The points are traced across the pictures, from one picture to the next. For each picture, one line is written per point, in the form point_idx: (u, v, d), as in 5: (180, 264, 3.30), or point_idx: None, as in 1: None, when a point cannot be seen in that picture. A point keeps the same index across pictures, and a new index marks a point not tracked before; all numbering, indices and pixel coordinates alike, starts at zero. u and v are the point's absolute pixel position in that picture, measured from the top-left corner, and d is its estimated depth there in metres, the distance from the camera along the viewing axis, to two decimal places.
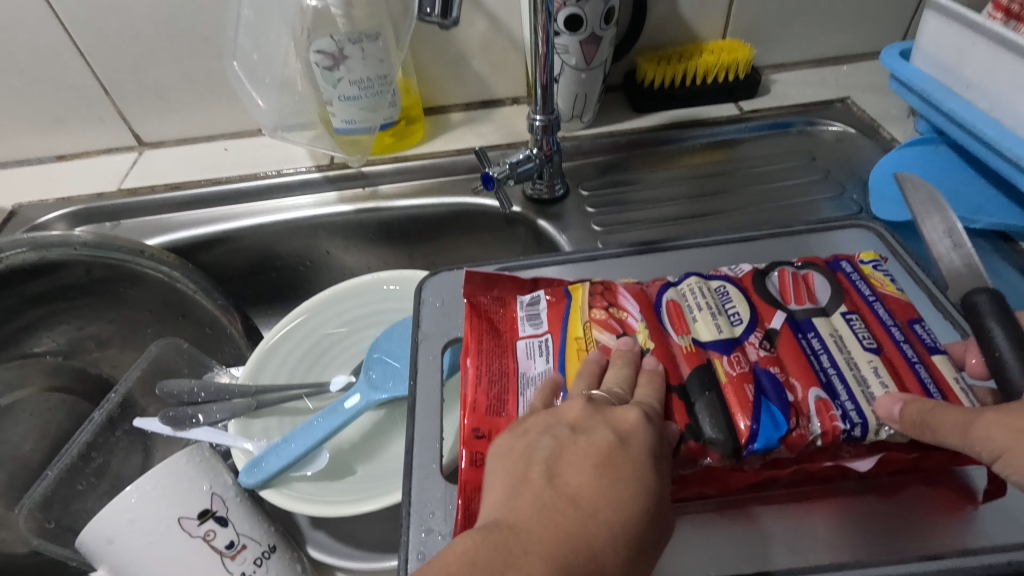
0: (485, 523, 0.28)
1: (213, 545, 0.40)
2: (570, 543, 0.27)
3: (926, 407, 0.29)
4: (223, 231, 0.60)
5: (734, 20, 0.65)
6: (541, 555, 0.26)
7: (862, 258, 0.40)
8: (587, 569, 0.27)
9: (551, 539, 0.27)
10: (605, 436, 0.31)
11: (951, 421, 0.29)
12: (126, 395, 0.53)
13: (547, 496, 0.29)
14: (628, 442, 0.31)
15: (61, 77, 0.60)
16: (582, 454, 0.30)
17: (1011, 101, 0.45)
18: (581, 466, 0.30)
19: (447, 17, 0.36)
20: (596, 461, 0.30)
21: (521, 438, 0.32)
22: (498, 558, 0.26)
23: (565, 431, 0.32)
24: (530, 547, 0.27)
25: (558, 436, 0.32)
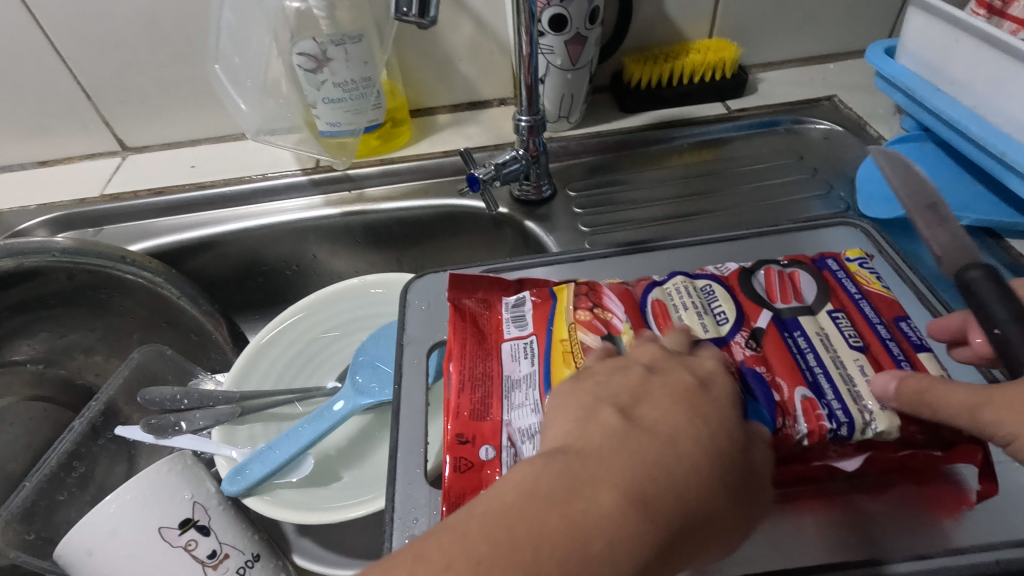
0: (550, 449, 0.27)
1: (194, 555, 0.40)
2: (644, 466, 0.26)
3: (925, 383, 0.29)
4: (209, 236, 0.60)
5: (720, 19, 0.65)
6: (616, 483, 0.25)
7: (848, 255, 0.40)
8: (672, 501, 0.25)
9: (630, 465, 0.25)
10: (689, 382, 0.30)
11: (957, 400, 0.28)
12: (108, 403, 0.52)
13: (623, 428, 0.27)
14: (711, 388, 0.30)
15: (42, 82, 0.60)
16: (664, 398, 0.29)
17: (995, 97, 0.45)
18: (662, 408, 0.29)
19: (424, 17, 0.36)
20: (675, 397, 0.29)
21: (589, 379, 0.32)
22: (569, 483, 0.25)
23: (641, 379, 0.30)
24: (603, 472, 0.25)
25: (633, 374, 0.31)
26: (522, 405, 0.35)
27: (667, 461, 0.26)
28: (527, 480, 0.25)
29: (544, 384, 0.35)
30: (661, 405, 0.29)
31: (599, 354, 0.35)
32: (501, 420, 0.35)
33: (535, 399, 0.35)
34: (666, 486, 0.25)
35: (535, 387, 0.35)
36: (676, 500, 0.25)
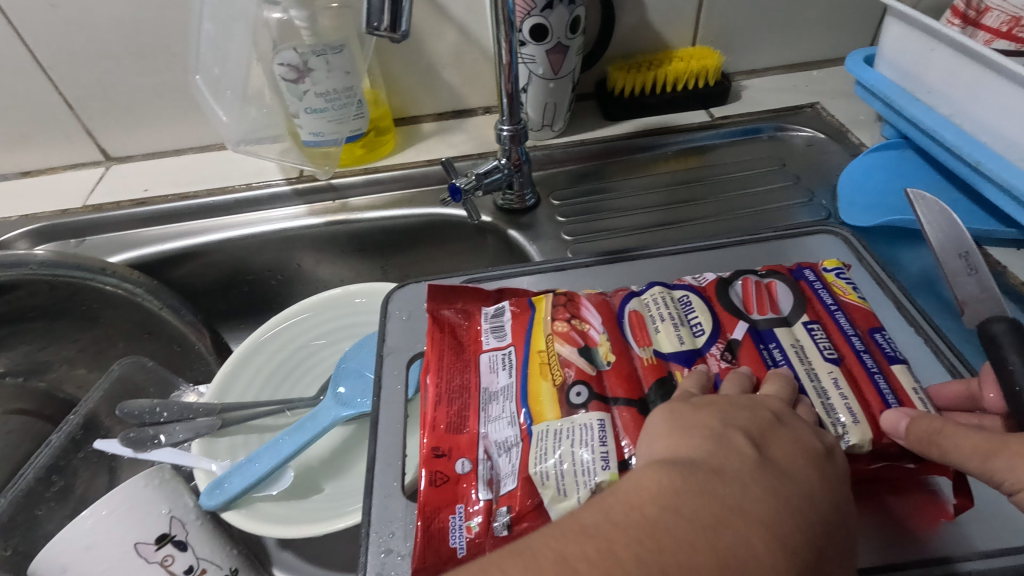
0: (673, 465, 0.26)
1: (170, 571, 0.40)
2: (783, 512, 0.24)
3: (935, 426, 0.28)
4: (192, 246, 0.60)
5: (703, 27, 0.65)
6: (760, 527, 0.23)
7: (824, 266, 0.40)
8: (808, 553, 0.24)
9: (767, 509, 0.24)
10: (817, 445, 0.28)
11: (967, 447, 0.27)
12: (88, 415, 0.52)
13: (755, 463, 0.26)
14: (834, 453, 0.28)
15: (23, 93, 0.59)
16: (795, 454, 0.27)
17: (971, 106, 0.45)
18: (792, 464, 0.27)
19: (397, 30, 0.36)
20: (808, 449, 0.27)
21: (706, 408, 0.29)
22: (703, 514, 0.24)
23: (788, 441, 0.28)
24: (741, 511, 0.24)
25: (760, 415, 0.29)
26: (500, 417, 0.35)
27: (794, 508, 0.25)
28: (665, 495, 0.24)
29: (520, 396, 0.35)
30: (794, 452, 0.27)
31: (574, 365, 0.35)
32: (478, 433, 0.35)
33: (512, 411, 0.35)
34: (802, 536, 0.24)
35: (513, 399, 0.35)
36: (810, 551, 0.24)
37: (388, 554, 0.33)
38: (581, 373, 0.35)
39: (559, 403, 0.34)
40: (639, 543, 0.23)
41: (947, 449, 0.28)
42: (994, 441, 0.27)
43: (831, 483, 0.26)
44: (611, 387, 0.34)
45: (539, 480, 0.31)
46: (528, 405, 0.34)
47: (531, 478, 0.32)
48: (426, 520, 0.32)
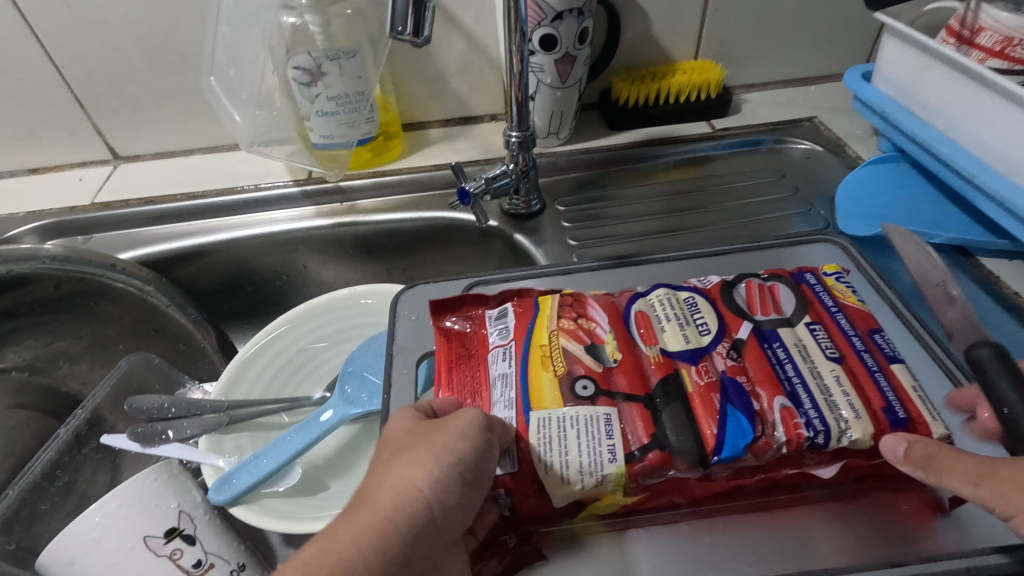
0: (410, 449, 0.33)
1: (179, 564, 0.40)
2: (388, 512, 0.31)
3: (931, 450, 0.30)
4: (199, 245, 0.60)
5: (705, 42, 0.67)
6: (388, 503, 0.31)
7: (825, 270, 0.42)
8: (382, 529, 0.30)
9: (389, 498, 0.31)
10: (433, 428, 0.33)
11: (963, 469, 0.29)
12: (94, 411, 0.52)
13: (405, 457, 0.32)
14: (447, 427, 0.33)
15: (36, 91, 0.60)
16: (415, 439, 0.33)
17: (967, 122, 0.46)
18: (410, 452, 0.32)
19: (419, 35, 0.37)
20: (419, 439, 0.33)
21: (441, 429, 0.33)
22: (392, 504, 0.31)
23: (400, 440, 0.33)
24: (378, 499, 0.31)
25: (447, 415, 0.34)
26: (499, 404, 0.35)
27: (394, 503, 0.31)
28: (402, 488, 0.31)
29: (521, 385, 0.35)
30: (406, 457, 0.32)
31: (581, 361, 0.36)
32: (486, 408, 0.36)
33: (510, 400, 0.35)
34: (381, 522, 0.30)
35: (513, 389, 0.35)
36: (387, 523, 0.30)
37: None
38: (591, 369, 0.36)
39: (561, 392, 0.35)
40: (390, 507, 0.31)
41: (942, 472, 0.29)
42: (988, 467, 0.29)
43: (432, 468, 0.31)
44: (618, 383, 0.35)
45: (544, 468, 0.32)
46: (528, 395, 0.35)
47: (534, 463, 0.32)
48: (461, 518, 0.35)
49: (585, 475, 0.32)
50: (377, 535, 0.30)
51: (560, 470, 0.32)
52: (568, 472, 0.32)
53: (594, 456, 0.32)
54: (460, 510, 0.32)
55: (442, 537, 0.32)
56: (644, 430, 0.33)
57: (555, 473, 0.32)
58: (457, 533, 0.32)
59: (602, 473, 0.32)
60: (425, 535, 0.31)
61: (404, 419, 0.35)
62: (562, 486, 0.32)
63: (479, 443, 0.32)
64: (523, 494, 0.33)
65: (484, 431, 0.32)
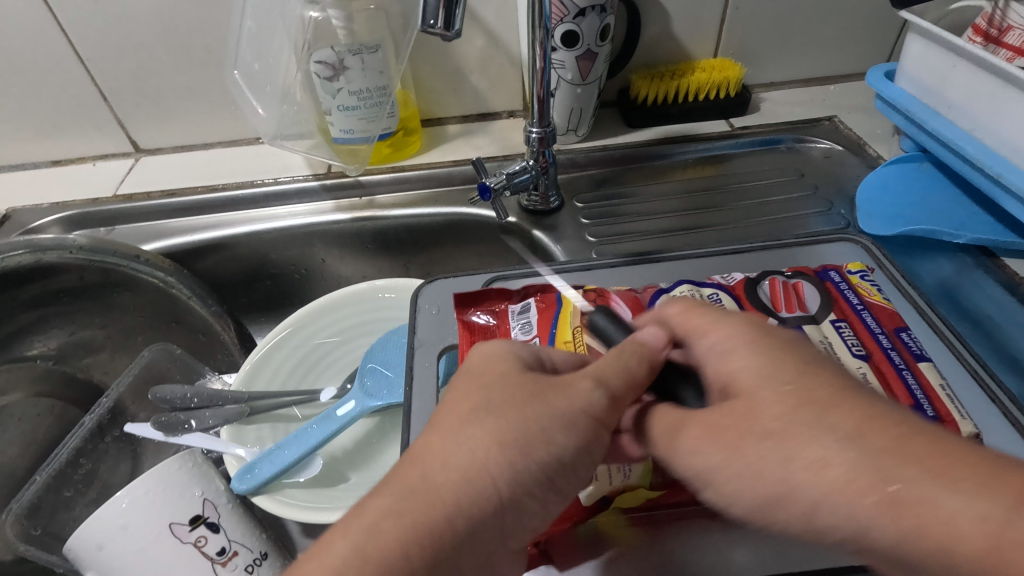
0: (493, 408, 0.28)
1: (203, 552, 0.40)
2: (450, 489, 0.26)
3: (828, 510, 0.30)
4: (220, 238, 0.61)
5: (724, 40, 0.67)
6: (461, 470, 0.27)
7: (850, 268, 0.41)
8: (440, 511, 0.26)
9: (463, 469, 0.27)
10: (539, 384, 0.29)
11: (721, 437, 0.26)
12: (117, 401, 0.53)
13: (499, 421, 0.28)
14: (570, 391, 0.29)
15: (60, 83, 0.61)
16: (511, 398, 0.29)
17: (993, 122, 0.46)
18: (502, 411, 0.28)
19: (449, 30, 0.37)
20: (517, 404, 0.28)
21: (536, 398, 0.29)
22: (467, 475, 0.27)
23: (486, 396, 0.29)
24: (449, 465, 0.27)
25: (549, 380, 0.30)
26: None
27: (470, 481, 0.27)
28: (475, 463, 0.27)
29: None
30: (496, 421, 0.28)
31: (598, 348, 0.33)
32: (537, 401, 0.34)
33: None
34: (449, 500, 0.26)
35: None
36: (456, 502, 0.26)
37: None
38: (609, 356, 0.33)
39: None
40: (455, 482, 0.26)
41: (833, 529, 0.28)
42: None
43: (523, 444, 0.27)
44: None
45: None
46: None
47: None
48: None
49: (614, 472, 0.33)
50: (420, 525, 0.26)
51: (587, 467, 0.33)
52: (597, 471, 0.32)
53: None
54: (531, 507, 0.28)
55: (506, 537, 0.28)
56: None
57: None
58: (521, 540, 0.29)
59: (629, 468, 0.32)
60: (485, 530, 0.27)
61: (499, 367, 0.30)
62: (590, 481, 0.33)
63: (580, 438, 0.28)
64: None
65: (589, 421, 0.29)
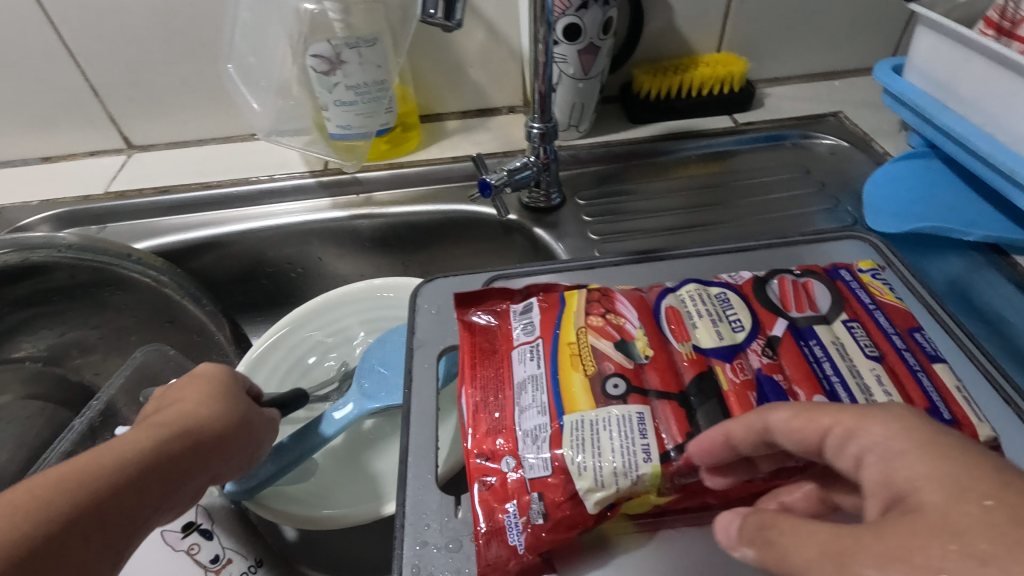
0: (207, 389, 0.39)
1: (197, 560, 0.39)
2: (150, 434, 0.33)
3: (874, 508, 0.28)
4: (214, 236, 0.59)
5: (729, 34, 0.66)
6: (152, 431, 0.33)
7: (860, 267, 0.40)
8: (150, 455, 0.31)
9: (165, 427, 0.34)
10: (218, 377, 0.40)
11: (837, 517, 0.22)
12: (108, 403, 0.51)
13: (205, 396, 0.38)
14: (229, 380, 0.41)
15: (50, 77, 0.59)
16: (197, 390, 0.38)
17: (1005, 117, 0.45)
18: (195, 395, 0.38)
19: (451, 19, 0.36)
20: (203, 389, 0.38)
21: (210, 379, 0.40)
22: (173, 427, 0.34)
23: (205, 381, 0.39)
24: (147, 430, 0.33)
25: (219, 376, 0.40)
26: (531, 407, 0.34)
27: (178, 425, 0.35)
28: (161, 427, 0.34)
29: (551, 387, 0.34)
30: (199, 393, 0.38)
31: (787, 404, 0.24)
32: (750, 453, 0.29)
33: (542, 404, 0.34)
34: (146, 443, 0.32)
35: (543, 390, 0.34)
36: (157, 447, 0.32)
37: (461, 552, 0.33)
38: (803, 414, 0.23)
39: (592, 391, 0.34)
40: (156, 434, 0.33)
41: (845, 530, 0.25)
42: None
43: (218, 401, 0.38)
44: (651, 380, 0.34)
45: (577, 470, 0.31)
46: (560, 397, 0.34)
47: (565, 466, 0.31)
48: (482, 521, 0.33)
49: (620, 477, 0.31)
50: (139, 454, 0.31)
51: (594, 471, 0.31)
52: (602, 473, 0.31)
53: (629, 457, 0.31)
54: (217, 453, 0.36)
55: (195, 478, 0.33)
56: (678, 428, 0.32)
57: (588, 477, 0.31)
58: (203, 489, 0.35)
59: (636, 473, 0.31)
60: (180, 465, 0.33)
61: (213, 369, 0.41)
62: (594, 489, 0.31)
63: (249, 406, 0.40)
64: (556, 498, 0.31)
65: (233, 394, 0.39)
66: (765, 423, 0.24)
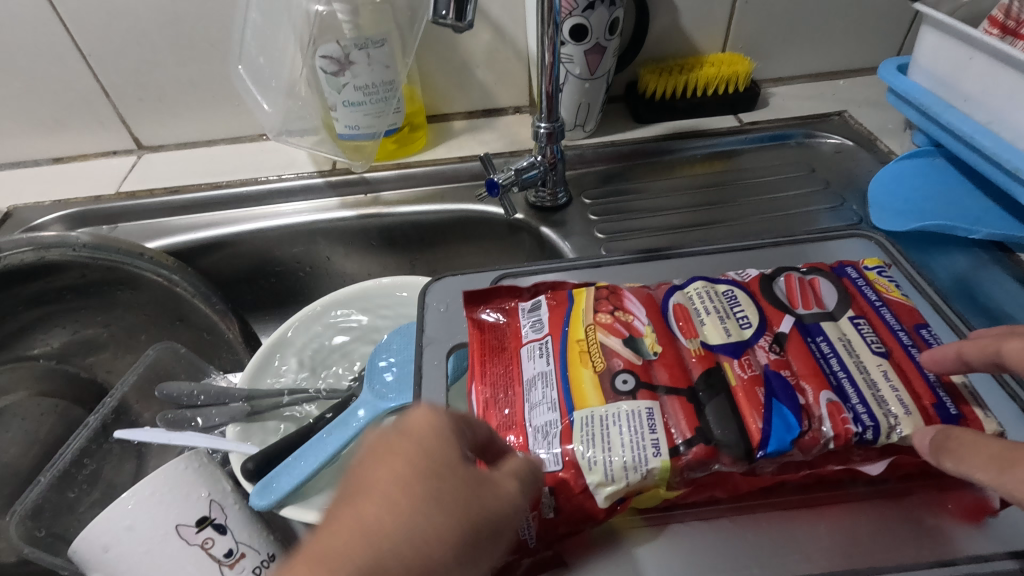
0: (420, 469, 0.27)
1: (210, 554, 0.40)
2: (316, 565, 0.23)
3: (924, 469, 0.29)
4: (223, 235, 0.60)
5: (733, 33, 0.66)
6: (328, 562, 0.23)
7: (866, 264, 0.41)
8: None
9: (355, 538, 0.24)
10: (454, 453, 0.28)
11: (987, 454, 0.28)
12: (121, 400, 0.52)
13: (394, 498, 0.26)
14: (452, 453, 0.28)
15: (61, 78, 0.60)
16: (403, 478, 0.26)
17: (1011, 116, 0.45)
18: (395, 489, 0.26)
19: (461, 21, 0.36)
20: (415, 468, 0.27)
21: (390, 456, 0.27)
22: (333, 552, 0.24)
23: (396, 471, 0.26)
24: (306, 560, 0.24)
25: (410, 443, 0.27)
26: (540, 404, 0.35)
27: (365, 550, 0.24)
28: (336, 556, 0.24)
29: (562, 385, 0.35)
30: (394, 472, 0.26)
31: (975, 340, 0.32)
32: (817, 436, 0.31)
33: (552, 400, 0.34)
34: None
35: (553, 387, 0.35)
36: None
37: None
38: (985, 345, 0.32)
39: (601, 387, 0.34)
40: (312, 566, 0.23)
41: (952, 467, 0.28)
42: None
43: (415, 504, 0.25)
44: (659, 376, 0.34)
45: (587, 464, 0.31)
46: (571, 394, 0.34)
47: (576, 461, 0.32)
48: None
49: (629, 471, 0.31)
50: None
51: (604, 465, 0.31)
52: (612, 467, 0.31)
53: (638, 451, 0.31)
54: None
55: None
56: (687, 423, 0.32)
57: (598, 472, 0.31)
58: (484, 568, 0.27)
59: (645, 468, 0.31)
60: None
61: (430, 424, 0.28)
62: (604, 483, 0.31)
63: (490, 490, 0.27)
64: (565, 492, 0.32)
65: (464, 468, 0.27)
66: (959, 355, 0.32)
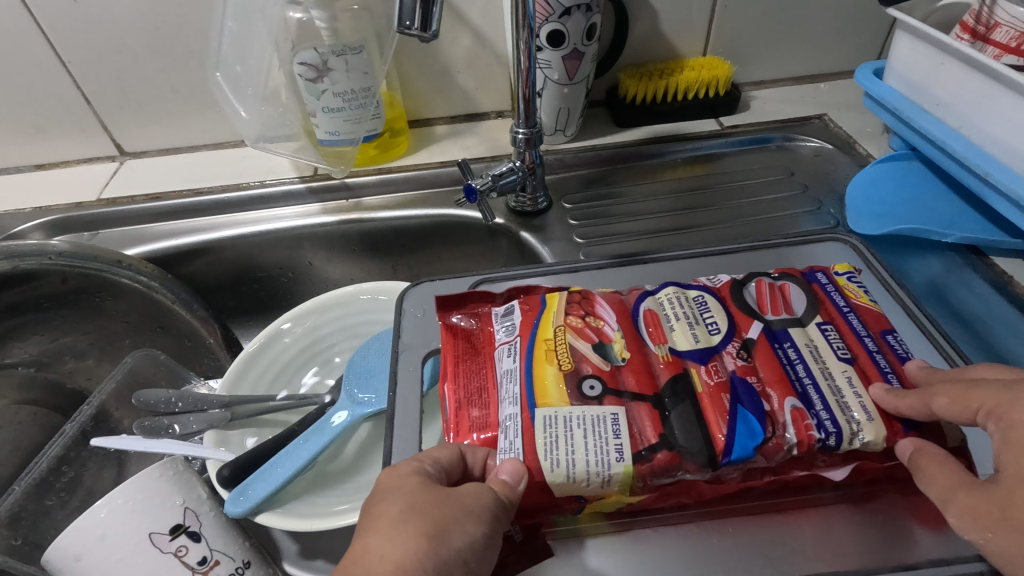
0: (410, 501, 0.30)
1: (185, 561, 0.40)
2: None
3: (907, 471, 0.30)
4: (204, 241, 0.60)
5: (714, 38, 0.66)
6: None
7: (837, 269, 0.41)
8: None
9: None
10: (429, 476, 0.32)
11: (938, 485, 0.29)
12: (100, 408, 0.52)
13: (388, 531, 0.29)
14: (426, 479, 0.31)
15: (41, 85, 0.60)
16: (389, 511, 0.30)
17: (982, 121, 0.46)
18: (385, 522, 0.30)
19: (427, 30, 0.36)
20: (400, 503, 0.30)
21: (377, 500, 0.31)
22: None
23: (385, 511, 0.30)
24: None
25: (390, 488, 0.31)
26: (505, 397, 0.35)
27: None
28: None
29: (525, 380, 0.35)
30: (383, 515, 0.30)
31: (943, 390, 0.31)
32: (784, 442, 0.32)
33: (515, 395, 0.35)
34: None
35: (517, 382, 0.35)
36: None
37: None
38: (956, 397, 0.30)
39: (567, 389, 0.34)
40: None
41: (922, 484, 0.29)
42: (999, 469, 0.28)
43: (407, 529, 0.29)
44: (627, 382, 0.35)
45: (549, 466, 0.31)
46: (533, 389, 0.34)
47: (539, 463, 0.32)
48: None
49: (592, 475, 0.31)
50: None
51: (566, 467, 0.31)
52: (574, 468, 0.31)
53: (602, 456, 0.32)
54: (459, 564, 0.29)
55: None
56: (652, 430, 0.32)
57: (561, 473, 0.31)
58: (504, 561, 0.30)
59: (609, 473, 0.31)
60: None
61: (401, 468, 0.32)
62: (567, 485, 0.31)
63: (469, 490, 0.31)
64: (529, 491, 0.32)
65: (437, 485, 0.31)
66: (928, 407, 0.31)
